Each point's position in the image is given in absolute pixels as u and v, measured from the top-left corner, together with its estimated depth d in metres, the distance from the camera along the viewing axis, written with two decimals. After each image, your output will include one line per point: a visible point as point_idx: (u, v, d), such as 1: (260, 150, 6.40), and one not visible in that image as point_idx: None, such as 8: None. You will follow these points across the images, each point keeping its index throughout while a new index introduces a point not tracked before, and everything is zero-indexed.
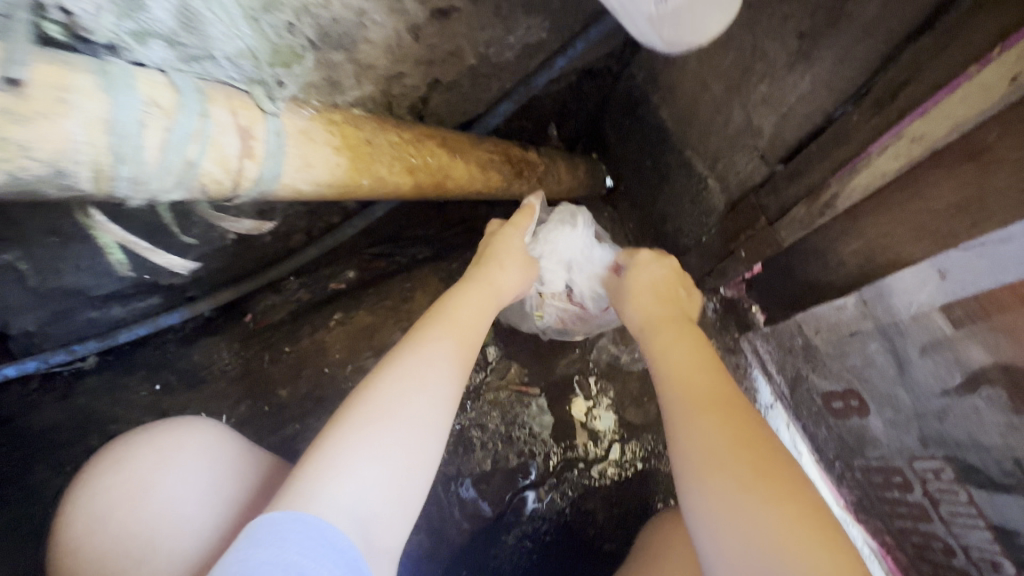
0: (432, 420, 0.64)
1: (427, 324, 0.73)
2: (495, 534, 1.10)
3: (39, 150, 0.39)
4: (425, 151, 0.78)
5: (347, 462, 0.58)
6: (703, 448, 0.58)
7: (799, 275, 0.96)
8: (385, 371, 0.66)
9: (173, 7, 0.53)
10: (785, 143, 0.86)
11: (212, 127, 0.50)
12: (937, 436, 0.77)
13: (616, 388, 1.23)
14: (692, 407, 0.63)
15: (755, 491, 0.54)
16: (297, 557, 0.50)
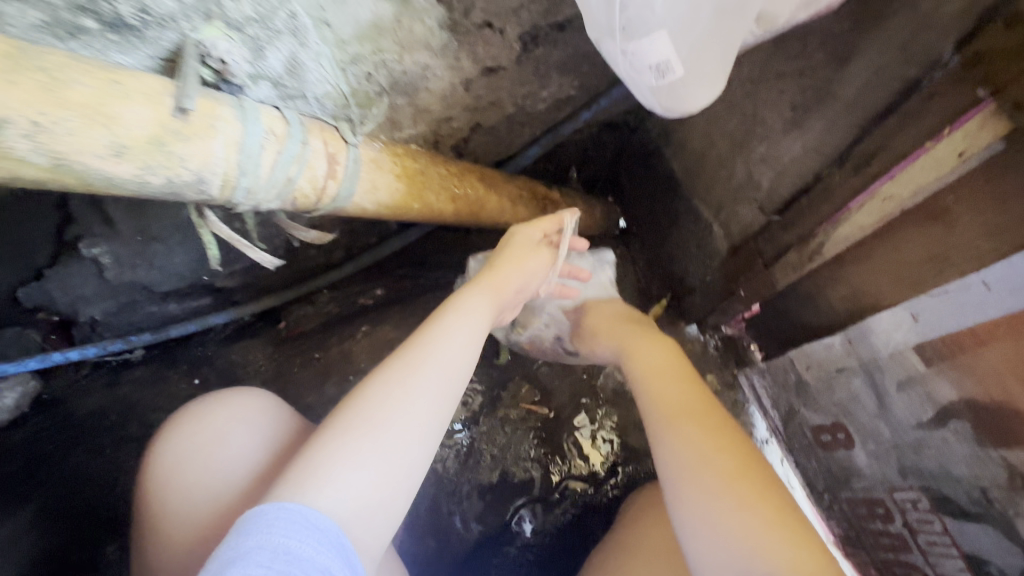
0: (420, 425, 0.65)
1: (421, 330, 0.74)
2: (496, 544, 1.16)
3: (192, 163, 0.51)
4: (466, 184, 0.90)
5: (330, 472, 0.59)
6: (682, 452, 0.67)
7: (791, 315, 1.05)
8: (371, 385, 0.67)
9: (286, 59, 0.67)
10: (780, 196, 0.97)
11: (309, 153, 0.62)
12: (914, 467, 0.84)
13: (620, 414, 1.30)
14: (670, 416, 0.72)
15: (728, 493, 0.61)
16: (285, 539, 0.52)
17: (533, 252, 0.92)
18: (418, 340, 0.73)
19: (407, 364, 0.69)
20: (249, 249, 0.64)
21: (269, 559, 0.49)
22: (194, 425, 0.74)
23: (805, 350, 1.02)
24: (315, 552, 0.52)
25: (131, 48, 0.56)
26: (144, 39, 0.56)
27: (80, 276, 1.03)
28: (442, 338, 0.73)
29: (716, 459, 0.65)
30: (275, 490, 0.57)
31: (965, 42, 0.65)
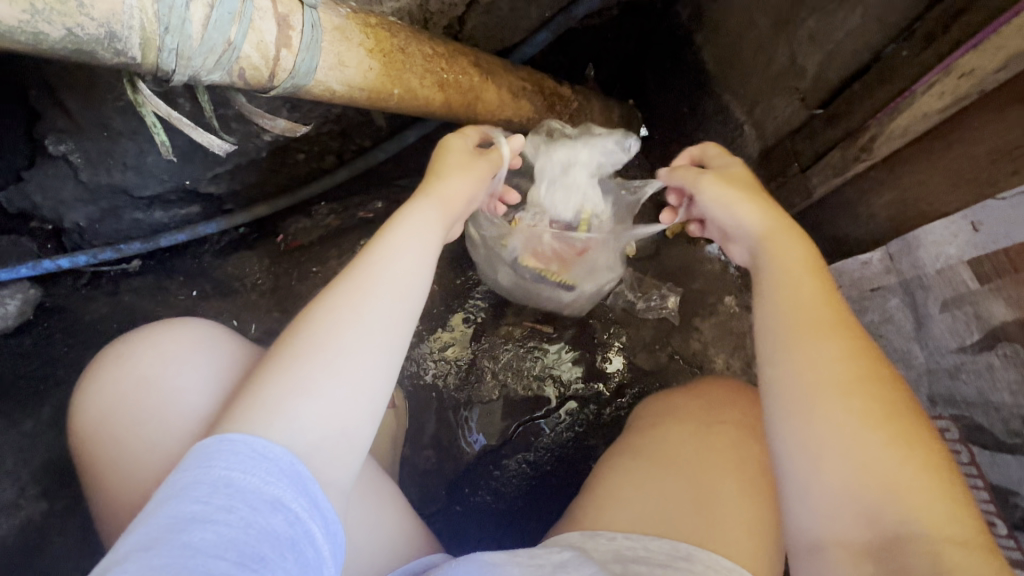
0: (374, 349, 0.59)
1: (370, 245, 0.66)
2: (497, 458, 1.16)
3: (94, 9, 0.42)
4: (457, 68, 0.78)
5: (281, 402, 0.54)
6: (814, 375, 0.54)
7: (824, 232, 0.94)
8: (317, 309, 0.60)
9: None
10: (827, 84, 0.83)
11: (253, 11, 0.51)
12: (947, 394, 0.75)
13: (629, 334, 1.24)
14: (801, 326, 0.57)
15: (871, 431, 0.50)
16: (227, 471, 0.48)
17: (476, 167, 0.78)
18: (367, 257, 0.65)
19: (354, 287, 0.62)
20: (192, 132, 0.56)
21: (207, 493, 0.46)
22: (113, 370, 0.67)
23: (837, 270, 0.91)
24: (260, 483, 0.49)
25: None
26: None
27: (56, 177, 0.97)
28: (396, 252, 0.65)
29: (863, 392, 0.52)
30: (229, 420, 0.54)
31: None
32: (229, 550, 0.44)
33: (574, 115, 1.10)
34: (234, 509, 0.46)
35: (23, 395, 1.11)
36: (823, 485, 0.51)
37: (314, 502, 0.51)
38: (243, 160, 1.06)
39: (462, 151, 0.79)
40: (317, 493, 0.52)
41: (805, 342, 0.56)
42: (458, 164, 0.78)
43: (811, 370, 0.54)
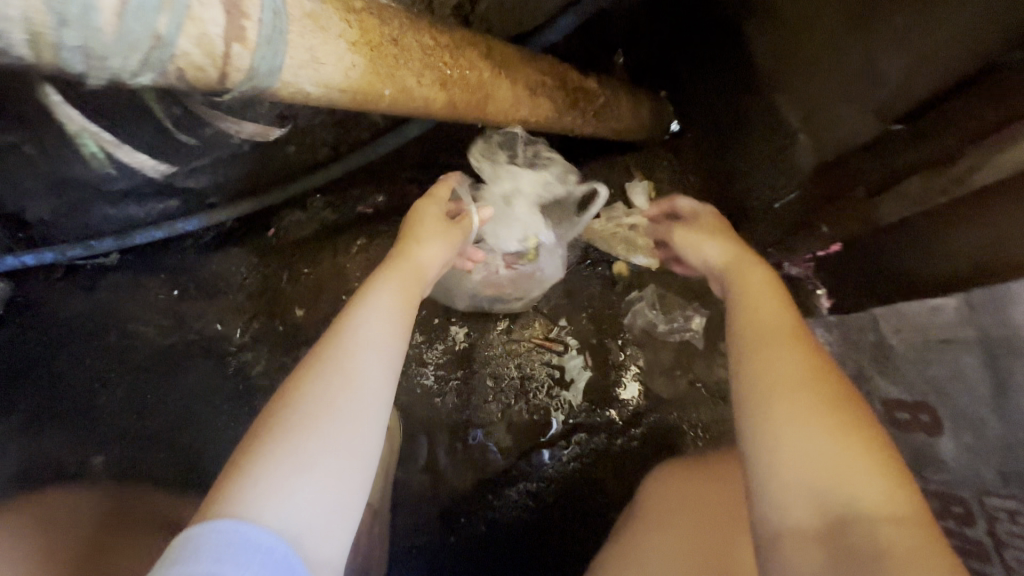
0: (365, 413, 0.54)
1: (344, 313, 0.61)
2: (496, 486, 1.07)
3: None
4: (463, 61, 0.65)
5: (262, 485, 0.46)
6: (771, 373, 0.56)
7: (887, 263, 0.82)
8: (298, 380, 0.54)
9: None
10: (911, 97, 0.70)
11: None
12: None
13: (647, 357, 1.12)
14: (762, 336, 0.60)
15: (816, 421, 0.51)
16: (216, 566, 0.40)
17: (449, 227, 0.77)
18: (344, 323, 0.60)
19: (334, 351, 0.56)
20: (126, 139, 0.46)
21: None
22: None
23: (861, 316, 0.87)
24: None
25: None
26: None
27: None
28: (374, 313, 0.61)
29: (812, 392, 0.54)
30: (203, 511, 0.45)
31: None
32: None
33: (600, 112, 0.96)
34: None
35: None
36: (782, 480, 0.50)
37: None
38: (222, 153, 0.94)
39: (434, 215, 0.78)
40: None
41: (766, 348, 0.59)
42: (429, 225, 0.76)
43: (765, 370, 0.57)
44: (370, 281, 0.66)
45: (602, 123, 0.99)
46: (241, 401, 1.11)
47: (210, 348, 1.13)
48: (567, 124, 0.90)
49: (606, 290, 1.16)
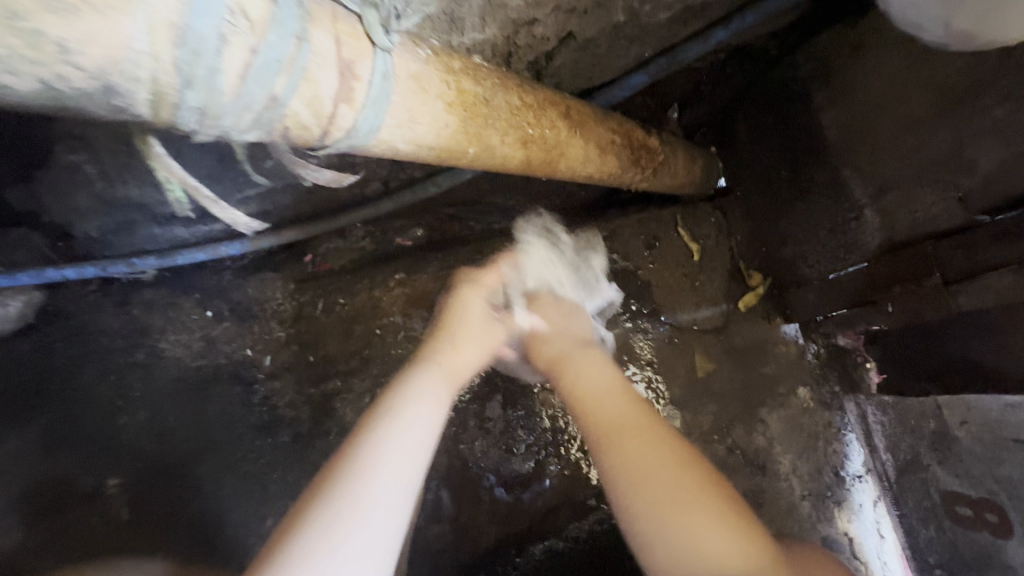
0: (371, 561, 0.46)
1: (366, 420, 0.54)
2: (522, 543, 1.02)
3: (82, 55, 0.29)
4: (545, 121, 0.64)
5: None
6: (665, 488, 0.58)
7: (944, 351, 0.78)
8: (293, 536, 0.45)
9: None
10: (1003, 190, 0.67)
11: (308, 55, 0.38)
12: None
13: (686, 418, 1.04)
14: (605, 428, 0.63)
15: (682, 496, 0.58)
16: None
17: (492, 328, 0.69)
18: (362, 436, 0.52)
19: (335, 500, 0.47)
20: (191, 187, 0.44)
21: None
22: None
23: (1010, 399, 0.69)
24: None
25: None
26: None
27: (68, 184, 0.87)
28: (385, 444, 0.51)
29: (685, 492, 0.58)
30: None
31: None
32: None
33: (658, 170, 0.95)
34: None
35: (14, 408, 1.00)
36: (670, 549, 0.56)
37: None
38: (280, 183, 0.96)
39: (478, 313, 0.68)
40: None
41: (616, 440, 0.62)
42: (462, 326, 0.67)
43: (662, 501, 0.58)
44: (383, 397, 0.56)
45: (658, 179, 0.98)
46: (266, 431, 1.08)
47: (238, 373, 1.10)
48: (625, 180, 0.89)
49: (646, 344, 1.08)
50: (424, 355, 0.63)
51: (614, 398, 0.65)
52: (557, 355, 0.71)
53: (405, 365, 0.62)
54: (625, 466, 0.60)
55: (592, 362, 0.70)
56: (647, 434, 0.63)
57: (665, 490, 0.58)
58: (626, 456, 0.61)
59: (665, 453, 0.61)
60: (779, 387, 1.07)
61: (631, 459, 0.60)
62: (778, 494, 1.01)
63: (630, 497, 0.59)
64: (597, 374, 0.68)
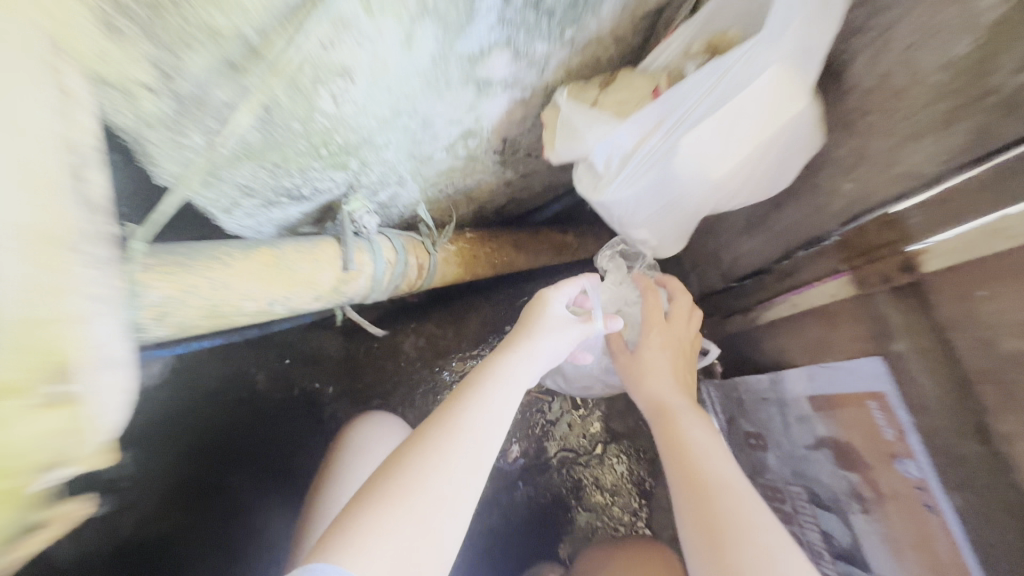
0: (463, 481, 0.66)
1: (458, 395, 0.75)
2: (509, 490, 1.59)
3: (361, 291, 0.91)
4: (501, 249, 1.24)
5: (348, 556, 0.57)
6: (687, 467, 0.79)
7: (738, 349, 1.32)
8: (401, 462, 0.66)
9: (388, 192, 0.95)
10: (736, 273, 1.25)
11: (402, 267, 0.94)
12: (801, 473, 1.07)
13: (608, 404, 1.68)
14: (666, 442, 0.85)
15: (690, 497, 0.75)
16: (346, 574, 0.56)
17: (570, 324, 0.87)
18: (459, 399, 0.74)
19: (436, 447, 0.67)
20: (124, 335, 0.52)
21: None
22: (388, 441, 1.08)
23: (785, 372, 1.12)
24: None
25: (286, 207, 0.86)
26: (297, 198, 0.85)
27: None
28: (476, 422, 0.71)
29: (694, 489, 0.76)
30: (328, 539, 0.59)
31: (849, 221, 0.87)
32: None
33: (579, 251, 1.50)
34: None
35: None
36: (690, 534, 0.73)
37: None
38: None
39: (554, 318, 0.87)
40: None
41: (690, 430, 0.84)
42: (546, 324, 0.86)
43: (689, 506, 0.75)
44: (481, 380, 0.76)
45: (579, 256, 1.50)
46: None
47: None
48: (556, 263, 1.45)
49: None
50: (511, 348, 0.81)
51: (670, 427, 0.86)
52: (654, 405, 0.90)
53: (488, 356, 0.82)
54: (681, 480, 0.79)
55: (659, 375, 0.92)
56: (710, 446, 0.81)
57: (691, 491, 0.76)
58: (681, 437, 0.83)
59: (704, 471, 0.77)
60: None
61: (681, 458, 0.81)
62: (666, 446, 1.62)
63: (681, 496, 0.77)
64: (677, 422, 0.86)
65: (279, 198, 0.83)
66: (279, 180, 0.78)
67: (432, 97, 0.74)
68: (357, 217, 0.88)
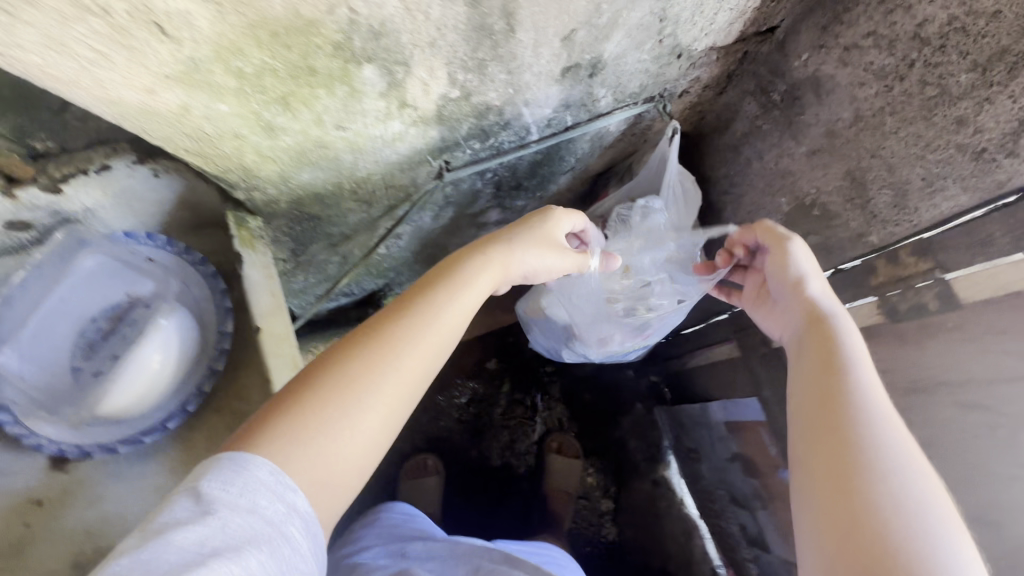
0: (403, 393, 0.56)
1: (443, 273, 0.67)
2: (503, 500, 1.96)
3: None
4: None
5: (296, 437, 0.50)
6: (823, 497, 0.48)
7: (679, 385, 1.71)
8: (361, 343, 0.57)
9: (412, 284, 1.30)
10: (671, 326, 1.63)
11: None
12: (728, 478, 1.58)
13: (580, 425, 2.06)
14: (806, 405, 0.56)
15: (836, 508, 0.46)
16: (240, 487, 0.45)
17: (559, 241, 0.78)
18: (434, 283, 0.65)
19: (404, 321, 0.60)
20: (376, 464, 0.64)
21: (187, 508, 0.42)
22: None
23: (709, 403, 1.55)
24: (250, 488, 0.45)
25: (339, 302, 1.20)
26: (347, 296, 1.19)
27: None
28: (443, 311, 0.62)
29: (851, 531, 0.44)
30: (256, 434, 0.50)
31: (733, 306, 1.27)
32: (208, 548, 0.40)
33: None
34: (275, 501, 0.46)
35: None
36: None
37: (296, 508, 0.47)
38: None
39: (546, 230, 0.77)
40: (302, 513, 0.47)
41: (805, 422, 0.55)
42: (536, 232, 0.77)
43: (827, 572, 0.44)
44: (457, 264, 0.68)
45: None
46: None
47: None
48: None
49: (554, 384, 2.09)
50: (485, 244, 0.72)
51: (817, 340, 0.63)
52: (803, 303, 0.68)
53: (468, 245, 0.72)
54: (801, 412, 0.56)
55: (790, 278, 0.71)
56: (827, 430, 0.52)
57: (820, 377, 0.57)
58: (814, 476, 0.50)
59: (843, 463, 0.49)
60: (627, 404, 2.07)
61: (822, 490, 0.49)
62: (628, 457, 2.02)
63: (827, 523, 0.46)
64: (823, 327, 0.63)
65: (339, 298, 1.17)
66: (342, 289, 1.13)
67: (449, 235, 1.10)
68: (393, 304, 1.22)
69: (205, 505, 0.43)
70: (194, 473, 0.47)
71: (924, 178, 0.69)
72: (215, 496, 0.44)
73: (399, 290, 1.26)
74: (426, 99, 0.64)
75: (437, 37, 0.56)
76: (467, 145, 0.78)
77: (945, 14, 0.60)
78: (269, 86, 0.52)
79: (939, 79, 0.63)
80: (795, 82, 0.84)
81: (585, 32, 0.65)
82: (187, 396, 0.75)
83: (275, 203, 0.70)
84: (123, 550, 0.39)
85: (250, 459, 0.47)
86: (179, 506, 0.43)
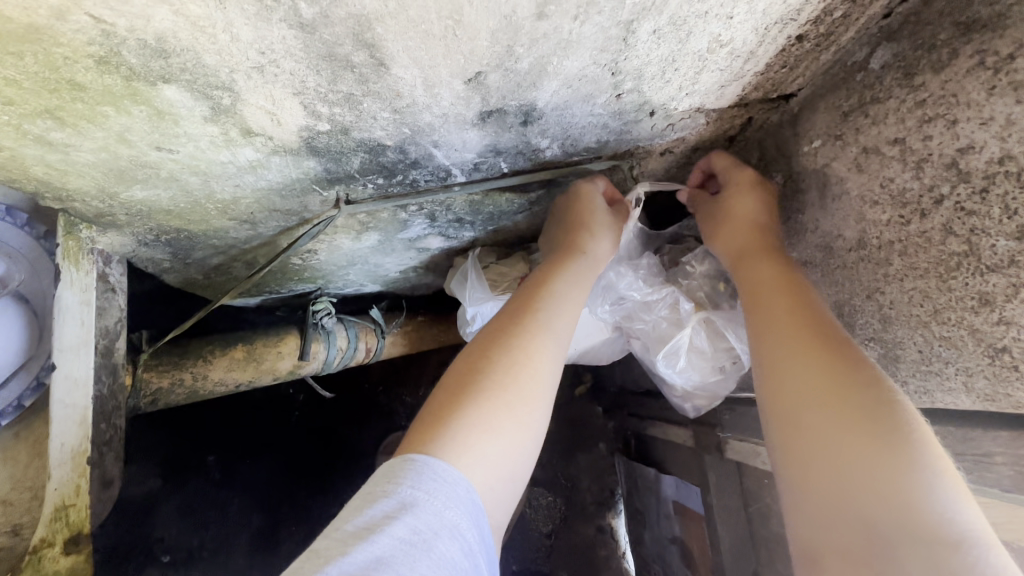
0: (538, 398, 0.61)
1: (550, 281, 0.71)
2: None
3: (321, 367, 1.11)
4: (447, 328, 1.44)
5: (470, 438, 0.54)
6: (816, 441, 0.47)
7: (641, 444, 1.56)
8: (490, 356, 0.62)
9: (351, 290, 1.17)
10: (643, 383, 1.47)
11: (354, 352, 1.12)
12: (666, 557, 1.43)
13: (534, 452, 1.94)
14: (789, 348, 0.54)
15: (835, 456, 0.45)
16: (441, 503, 0.47)
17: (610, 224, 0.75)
18: (545, 293, 0.69)
19: (527, 331, 0.65)
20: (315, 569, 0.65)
21: (394, 510, 0.46)
22: None
23: (663, 476, 1.40)
24: (445, 506, 0.47)
25: (262, 295, 1.05)
26: (273, 292, 1.05)
27: None
28: (559, 318, 0.68)
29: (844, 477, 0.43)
30: (419, 442, 0.53)
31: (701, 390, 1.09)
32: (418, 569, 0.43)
33: None
34: (468, 528, 0.47)
35: None
36: None
37: (482, 535, 0.49)
38: None
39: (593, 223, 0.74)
40: (485, 529, 0.50)
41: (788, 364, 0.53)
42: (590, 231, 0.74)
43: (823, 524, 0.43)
44: (557, 279, 0.71)
45: None
46: None
47: None
48: None
49: None
50: (570, 252, 0.73)
51: (762, 284, 0.60)
52: (738, 250, 0.66)
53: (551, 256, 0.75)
54: (775, 376, 0.54)
55: (740, 234, 0.66)
56: (812, 377, 0.50)
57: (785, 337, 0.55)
58: (808, 429, 0.48)
59: (837, 407, 0.47)
60: (590, 442, 1.92)
61: (815, 437, 0.47)
62: (577, 496, 1.90)
63: (819, 477, 0.45)
64: (765, 269, 0.61)
65: (260, 295, 1.06)
66: (260, 289, 1.02)
67: (381, 255, 0.97)
68: (322, 310, 1.05)
69: (412, 507, 0.46)
70: (389, 475, 0.49)
71: (921, 351, 0.51)
72: (420, 507, 0.46)
73: (334, 295, 1.14)
74: (282, 130, 0.50)
75: (265, 62, 0.41)
76: (366, 180, 0.63)
77: (997, 147, 0.42)
78: (19, 97, 0.39)
79: (967, 234, 0.45)
80: (799, 170, 0.64)
81: (500, 75, 0.49)
82: (3, 406, 0.66)
83: (108, 215, 0.58)
84: (346, 543, 0.43)
85: (437, 468, 0.50)
86: (386, 505, 0.46)
